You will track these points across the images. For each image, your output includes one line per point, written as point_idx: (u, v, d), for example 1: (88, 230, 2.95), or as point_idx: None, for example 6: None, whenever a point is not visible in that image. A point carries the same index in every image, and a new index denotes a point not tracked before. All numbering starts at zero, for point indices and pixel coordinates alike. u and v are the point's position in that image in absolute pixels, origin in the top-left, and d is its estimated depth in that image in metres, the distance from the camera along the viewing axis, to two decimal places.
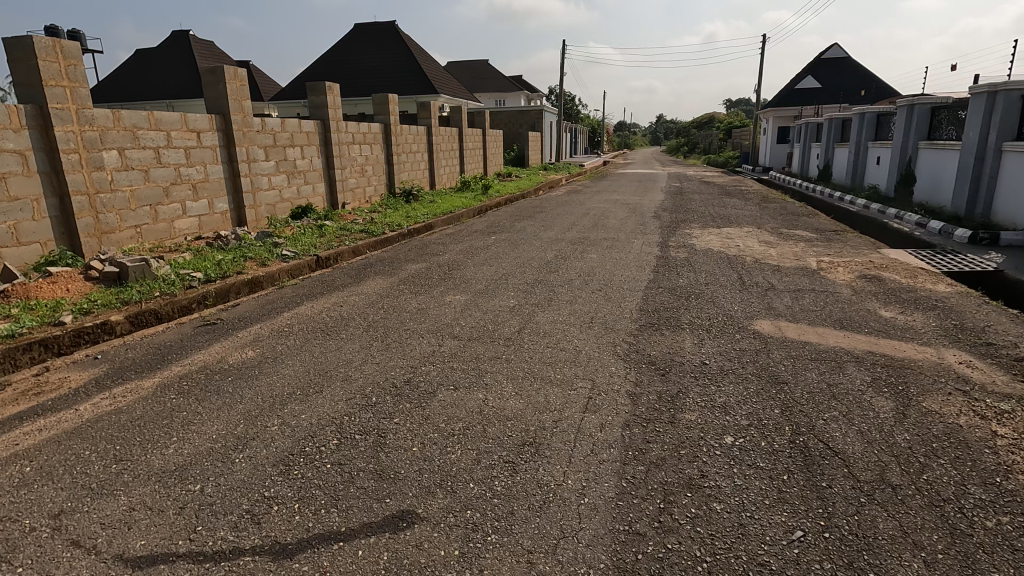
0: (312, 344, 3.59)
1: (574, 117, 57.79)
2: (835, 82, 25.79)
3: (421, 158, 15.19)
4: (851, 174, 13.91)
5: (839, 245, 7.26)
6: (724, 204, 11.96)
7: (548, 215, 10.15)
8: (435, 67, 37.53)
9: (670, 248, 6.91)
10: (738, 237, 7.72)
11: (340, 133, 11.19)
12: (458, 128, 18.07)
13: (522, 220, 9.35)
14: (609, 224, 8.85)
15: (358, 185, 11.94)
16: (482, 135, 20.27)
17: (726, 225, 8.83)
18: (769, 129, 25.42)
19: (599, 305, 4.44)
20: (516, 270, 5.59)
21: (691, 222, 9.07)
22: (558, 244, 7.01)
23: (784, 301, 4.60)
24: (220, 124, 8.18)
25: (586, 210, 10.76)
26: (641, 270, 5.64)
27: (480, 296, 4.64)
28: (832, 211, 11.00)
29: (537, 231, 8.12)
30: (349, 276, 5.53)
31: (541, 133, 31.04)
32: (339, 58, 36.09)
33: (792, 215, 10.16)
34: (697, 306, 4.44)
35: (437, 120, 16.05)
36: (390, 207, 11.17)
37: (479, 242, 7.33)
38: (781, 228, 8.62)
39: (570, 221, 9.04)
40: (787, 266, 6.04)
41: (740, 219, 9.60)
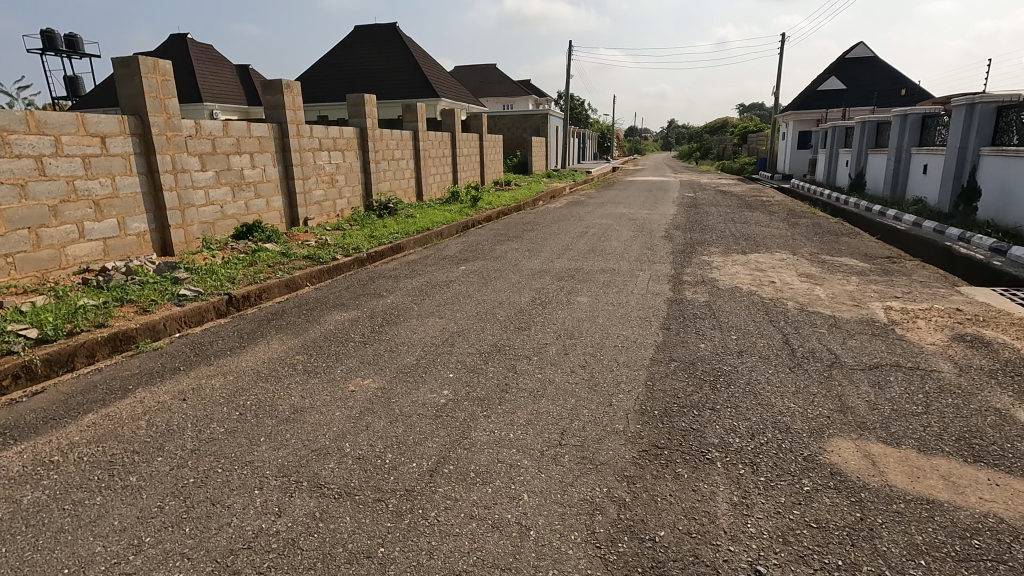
0: (68, 499, 2.09)
1: (583, 122, 56.24)
2: (862, 82, 24.01)
3: (406, 166, 13.73)
4: (891, 185, 12.24)
5: (900, 280, 5.69)
6: (746, 220, 10.39)
7: (539, 234, 8.63)
8: (437, 70, 36.34)
9: (684, 285, 5.41)
10: (770, 267, 6.18)
11: (302, 139, 9.73)
12: (451, 133, 16.65)
13: (506, 242, 7.84)
14: (610, 247, 7.35)
15: (325, 197, 10.48)
16: (479, 141, 18.89)
17: (753, 249, 7.29)
18: (790, 134, 23.70)
19: (577, 395, 2.94)
20: (473, 324, 4.10)
21: (710, 245, 7.52)
22: (541, 279, 5.52)
23: (857, 389, 3.06)
24: (135, 127, 6.72)
25: (585, 227, 9.25)
26: (645, 326, 4.10)
27: (406, 377, 3.15)
28: (875, 229, 9.34)
29: (519, 258, 6.62)
30: (242, 333, 4.03)
31: (547, 138, 29.62)
32: (338, 61, 34.94)
33: (829, 236, 8.55)
34: (726, 401, 2.91)
35: (425, 125, 14.60)
36: (360, 224, 9.69)
37: (441, 275, 5.81)
38: (820, 253, 7.07)
39: (563, 244, 7.54)
40: (842, 315, 4.50)
41: (768, 240, 8.06)
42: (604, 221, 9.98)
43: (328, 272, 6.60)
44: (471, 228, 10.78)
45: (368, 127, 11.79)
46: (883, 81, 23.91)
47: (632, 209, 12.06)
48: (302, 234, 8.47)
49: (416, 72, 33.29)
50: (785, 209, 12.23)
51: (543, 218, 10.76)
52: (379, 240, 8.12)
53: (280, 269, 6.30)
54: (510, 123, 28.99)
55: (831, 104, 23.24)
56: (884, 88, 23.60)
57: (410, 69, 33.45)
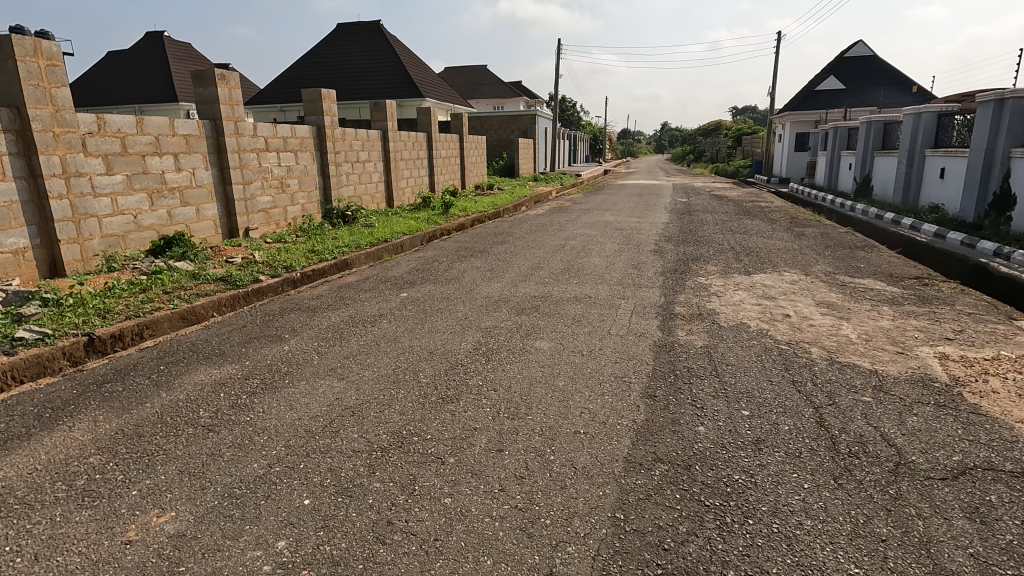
0: None
1: (575, 124, 55.25)
2: (862, 83, 23.04)
3: (374, 169, 12.56)
4: (902, 191, 11.21)
5: (944, 311, 4.59)
6: (745, 229, 9.31)
7: (510, 247, 7.48)
8: (423, 70, 35.22)
9: (675, 320, 4.29)
10: (779, 293, 5.08)
11: (242, 138, 8.52)
12: (427, 133, 15.51)
13: (468, 258, 6.70)
14: (589, 266, 6.24)
15: (271, 203, 9.28)
16: (459, 142, 17.77)
17: (759, 268, 6.19)
18: (787, 137, 22.72)
19: (499, 549, 1.79)
20: (382, 390, 2.94)
21: (706, 263, 6.41)
22: (496, 312, 4.38)
23: (948, 528, 1.93)
24: (9, 121, 5.51)
25: (565, 239, 8.13)
26: (621, 393, 2.96)
27: (234, 505, 1.99)
28: (892, 241, 8.26)
29: (477, 282, 5.48)
30: (52, 404, 2.85)
31: (535, 140, 28.54)
32: (319, 60, 33.74)
33: (842, 250, 7.46)
34: (745, 562, 1.76)
35: (396, 124, 13.43)
36: (308, 235, 8.50)
37: (374, 306, 4.65)
38: (836, 273, 5.98)
39: (535, 261, 6.42)
40: (886, 367, 3.38)
41: (773, 256, 6.96)
42: (586, 231, 8.88)
43: (242, 298, 5.42)
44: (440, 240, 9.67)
45: (326, 126, 10.61)
46: (884, 80, 22.97)
47: (620, 216, 10.95)
48: (234, 248, 7.29)
49: (400, 71, 32.13)
50: (787, 217, 11.15)
51: (520, 227, 9.62)
52: (320, 256, 6.96)
53: (178, 295, 5.11)
54: (497, 124, 27.88)
55: (830, 104, 22.27)
56: (885, 88, 22.67)
57: (394, 69, 32.30)
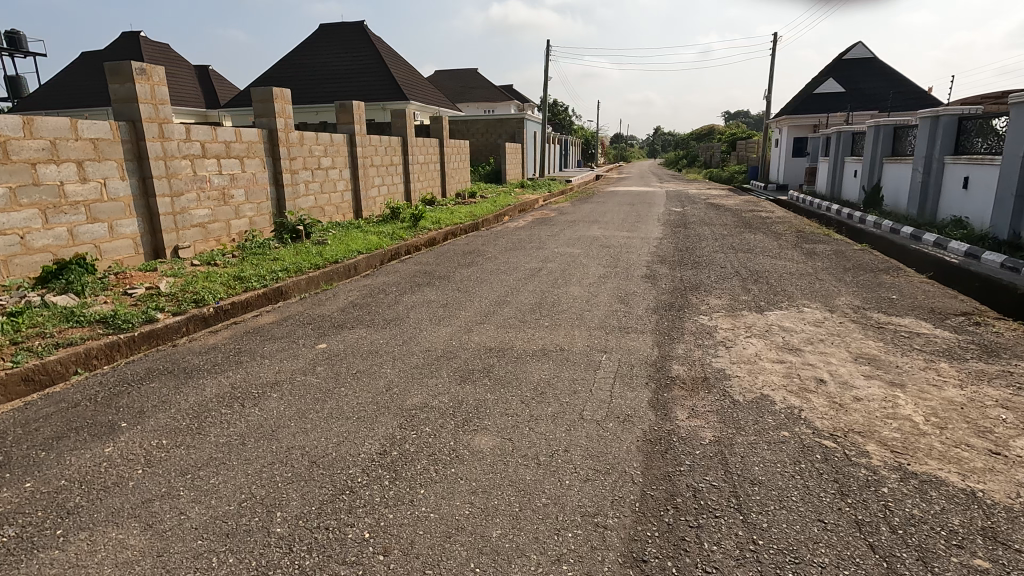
0: None
1: (567, 128, 54.30)
2: (860, 85, 22.20)
3: (338, 177, 11.42)
4: (918, 201, 10.21)
5: (1021, 370, 3.51)
6: (748, 247, 8.29)
7: (476, 271, 6.38)
8: (409, 72, 34.17)
9: (671, 388, 3.21)
10: (802, 341, 4.00)
11: (169, 142, 7.36)
12: (403, 138, 14.43)
13: (422, 287, 5.59)
14: (566, 298, 5.15)
15: (210, 216, 8.13)
16: (439, 147, 16.71)
17: (772, 301, 5.12)
18: (784, 141, 21.82)
19: None
20: (201, 558, 1.81)
21: (707, 294, 5.33)
22: (431, 378, 3.26)
23: None
24: None
25: (543, 260, 7.05)
26: (589, 555, 1.85)
27: None
28: (917, 262, 7.22)
29: (422, 325, 4.36)
30: None
31: (523, 144, 27.52)
32: (301, 61, 32.60)
33: (863, 274, 6.41)
34: None
35: (365, 128, 12.31)
36: (248, 254, 7.36)
37: (276, 365, 3.53)
38: (864, 309, 4.92)
39: (502, 293, 5.32)
40: (985, 483, 2.29)
41: (785, 283, 5.90)
42: (569, 249, 7.82)
43: (123, 346, 4.27)
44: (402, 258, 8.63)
45: (278, 129, 9.45)
46: (882, 83, 22.15)
47: (608, 230, 9.88)
48: (148, 273, 6.15)
49: (384, 73, 31.02)
50: (791, 230, 10.13)
51: (495, 244, 8.51)
52: (247, 284, 5.83)
53: (29, 346, 3.95)
54: (484, 128, 26.79)
55: (830, 107, 21.33)
56: (886, 91, 21.75)
57: (377, 71, 31.19)
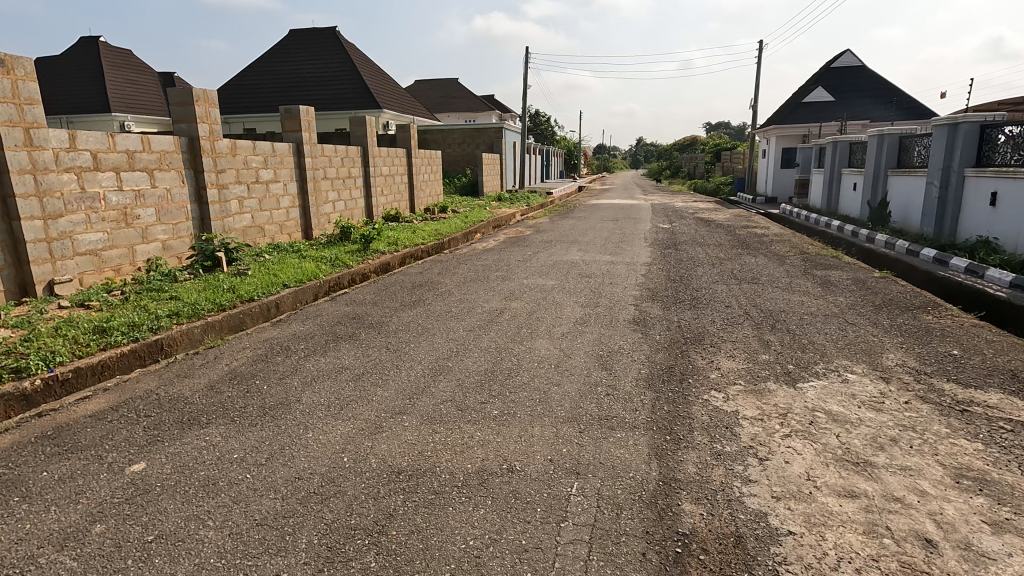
0: None
1: (549, 138, 53.38)
2: (849, 94, 21.46)
3: (280, 192, 10.03)
4: (935, 220, 9.11)
5: None
6: (752, 275, 7.08)
7: (420, 315, 5.04)
8: (384, 81, 32.94)
9: (686, 571, 1.88)
10: (868, 446, 2.71)
11: (42, 152, 5.93)
12: (364, 150, 13.10)
13: (340, 345, 4.23)
14: (530, 361, 3.84)
15: (103, 241, 6.70)
16: (406, 159, 15.41)
17: (803, 363, 3.86)
18: (772, 153, 20.94)
19: None
20: None
21: (715, 353, 4.05)
22: (276, 557, 1.91)
23: None
24: None
25: (508, 297, 5.73)
26: None
27: None
28: (955, 295, 6.04)
29: (313, 416, 3.00)
30: None
31: (502, 155, 26.36)
32: (270, 68, 31.18)
33: (899, 315, 5.20)
34: None
35: (316, 137, 10.94)
36: (142, 289, 5.94)
37: (37, 517, 2.15)
38: (927, 375, 3.67)
39: (445, 353, 3.99)
40: None
41: (811, 330, 4.66)
42: (542, 281, 6.54)
43: None
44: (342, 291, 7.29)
45: (201, 136, 8.06)
46: (872, 92, 21.42)
47: (589, 253, 8.62)
48: None
49: (356, 81, 29.70)
50: (795, 252, 8.99)
51: (454, 273, 7.17)
52: (109, 338, 4.44)
53: None
54: (460, 138, 25.55)
55: (821, 117, 20.46)
56: (877, 101, 20.97)
57: (350, 79, 29.86)
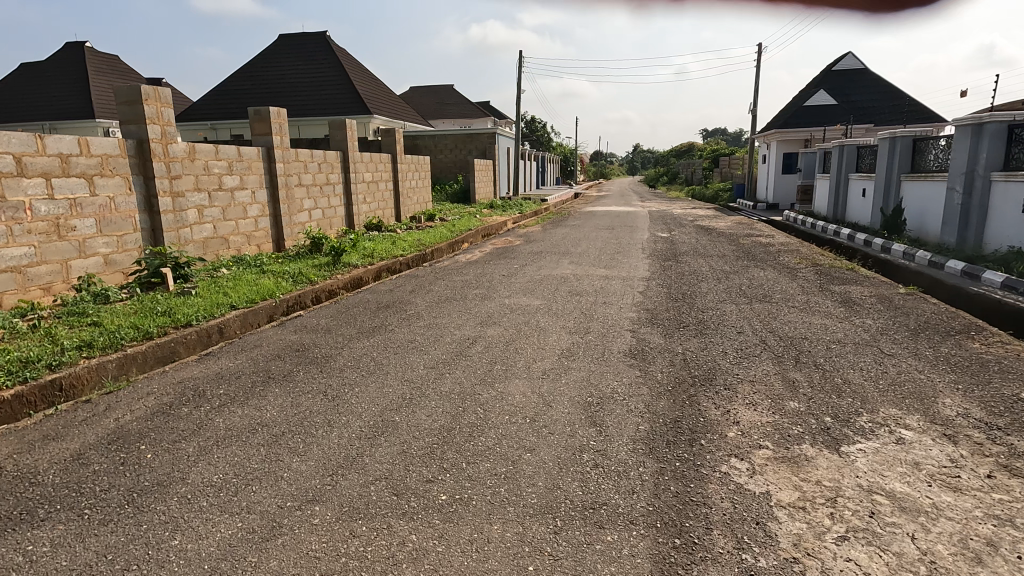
0: None
1: (545, 144, 52.78)
2: (851, 97, 20.85)
3: (247, 200, 9.27)
4: (958, 228, 8.37)
5: None
6: (764, 291, 6.34)
7: (377, 346, 4.26)
8: (375, 86, 32.30)
9: None
10: (959, 559, 1.92)
11: None
12: (344, 156, 12.37)
13: (270, 388, 3.45)
14: (499, 413, 3.06)
15: (30, 256, 5.92)
16: (391, 165, 14.68)
17: (841, 413, 3.09)
18: (773, 158, 20.28)
19: None
20: None
21: (730, 399, 3.28)
22: None
23: None
24: None
25: (487, 321, 4.97)
26: None
27: None
28: (998, 316, 5.27)
29: (194, 507, 2.20)
30: None
31: (495, 161, 25.69)
32: (258, 74, 30.51)
33: (939, 343, 4.45)
34: None
35: (288, 141, 10.20)
36: (62, 312, 5.13)
37: None
38: (1001, 430, 2.90)
39: (396, 401, 3.21)
40: None
41: (843, 365, 3.89)
42: (527, 300, 5.78)
43: None
44: (302, 311, 6.48)
45: (152, 138, 7.29)
46: (875, 96, 20.81)
47: (581, 266, 7.87)
48: None
49: (347, 87, 29.05)
50: (806, 265, 8.24)
51: (429, 290, 6.39)
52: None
53: None
54: (452, 144, 24.87)
55: (823, 120, 19.81)
56: (880, 104, 20.34)
57: (340, 84, 29.20)
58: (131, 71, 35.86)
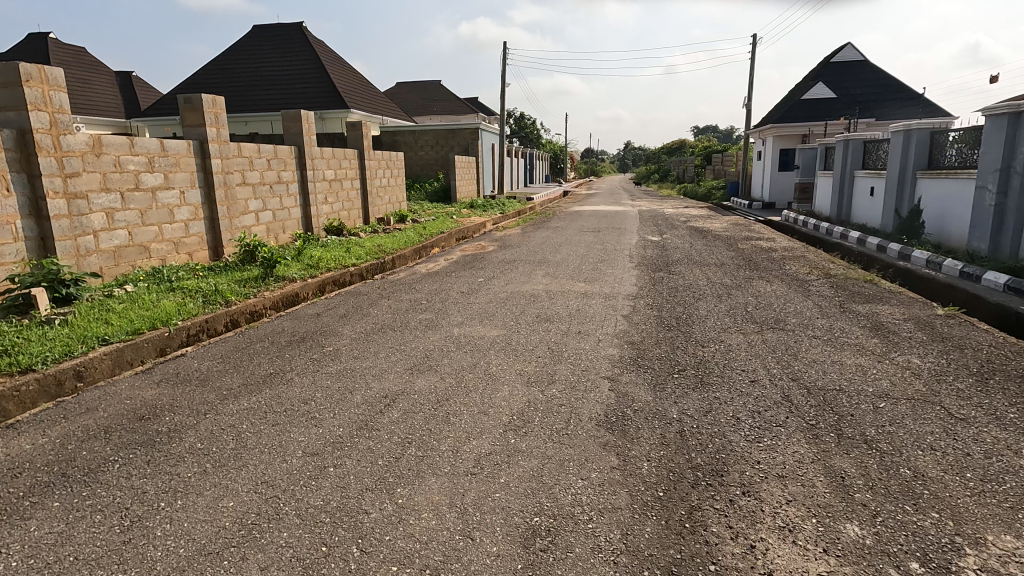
0: None
1: (533, 141, 51.54)
2: (851, 90, 19.83)
3: (173, 201, 8.03)
4: (991, 233, 7.29)
5: None
6: (775, 313, 5.22)
7: (257, 410, 3.08)
8: (355, 80, 30.97)
9: None
10: None
11: None
12: (299, 152, 11.13)
13: (54, 497, 2.27)
14: (385, 560, 1.89)
15: None
16: (356, 162, 13.44)
17: (929, 552, 1.95)
18: (769, 155, 19.26)
19: None
20: None
21: (754, 518, 2.13)
22: None
23: None
24: None
25: (422, 363, 3.80)
26: None
27: None
28: None
29: None
30: None
31: (478, 158, 24.50)
32: (230, 66, 29.09)
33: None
34: None
35: (227, 134, 8.96)
36: None
37: None
38: None
39: (226, 532, 2.02)
40: None
41: (903, 442, 2.76)
42: (484, 328, 4.63)
43: None
44: (210, 340, 5.26)
45: (37, 128, 6.04)
46: (876, 88, 19.79)
47: (557, 279, 6.72)
48: None
49: (323, 80, 27.69)
50: (817, 277, 7.14)
51: (366, 313, 5.21)
52: None
53: None
54: (433, 140, 23.60)
55: (821, 114, 18.77)
56: (880, 98, 19.33)
57: (316, 77, 27.82)
58: (98, 65, 34.19)
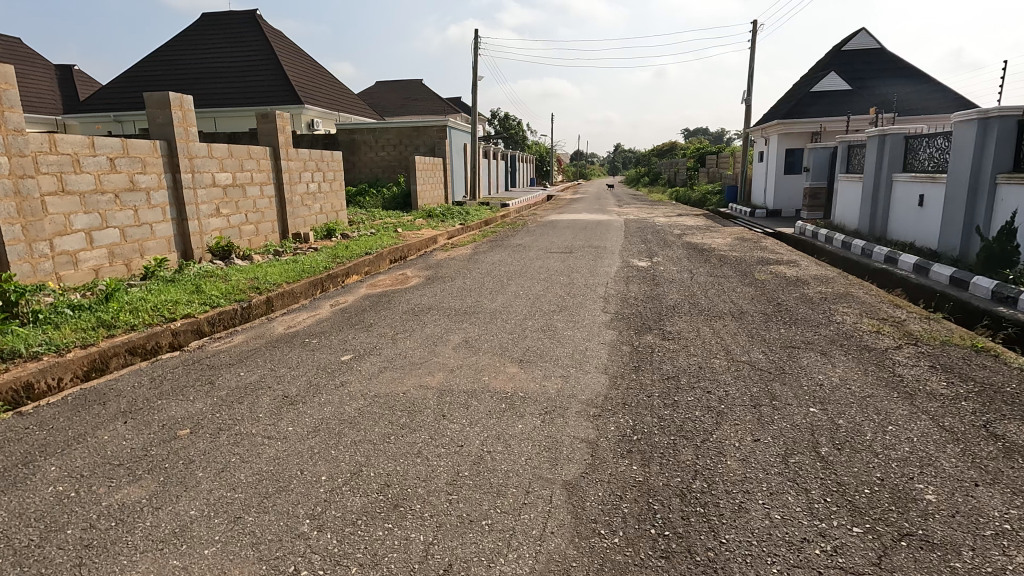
0: None
1: (518, 143, 48.92)
2: (868, 81, 17.35)
3: None
4: None
5: None
6: (877, 465, 2.57)
7: None
8: (316, 75, 28.26)
9: None
10: None
11: None
12: (168, 150, 8.35)
13: None
14: None
15: None
16: (268, 166, 10.71)
17: None
18: (774, 156, 16.83)
19: None
20: None
21: None
22: None
23: None
24: None
25: None
26: None
27: None
28: None
29: None
30: None
31: (447, 159, 21.86)
32: (174, 58, 26.19)
33: None
34: None
35: (22, 120, 6.17)
36: None
37: None
38: None
39: None
40: None
41: None
42: (222, 560, 1.91)
43: None
44: None
45: None
46: (895, 80, 17.33)
47: (478, 355, 4.02)
48: None
49: (276, 73, 24.82)
50: (895, 345, 4.52)
51: (24, 477, 2.45)
52: None
53: None
54: (395, 139, 20.83)
55: (835, 109, 16.24)
56: (900, 91, 16.88)
57: (268, 70, 25.01)
58: (35, 57, 30.88)
